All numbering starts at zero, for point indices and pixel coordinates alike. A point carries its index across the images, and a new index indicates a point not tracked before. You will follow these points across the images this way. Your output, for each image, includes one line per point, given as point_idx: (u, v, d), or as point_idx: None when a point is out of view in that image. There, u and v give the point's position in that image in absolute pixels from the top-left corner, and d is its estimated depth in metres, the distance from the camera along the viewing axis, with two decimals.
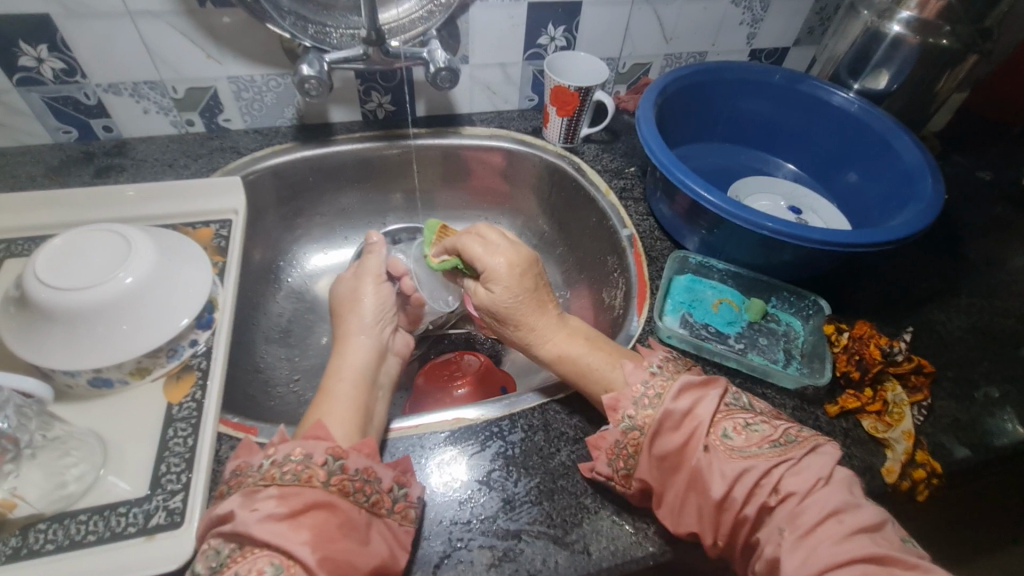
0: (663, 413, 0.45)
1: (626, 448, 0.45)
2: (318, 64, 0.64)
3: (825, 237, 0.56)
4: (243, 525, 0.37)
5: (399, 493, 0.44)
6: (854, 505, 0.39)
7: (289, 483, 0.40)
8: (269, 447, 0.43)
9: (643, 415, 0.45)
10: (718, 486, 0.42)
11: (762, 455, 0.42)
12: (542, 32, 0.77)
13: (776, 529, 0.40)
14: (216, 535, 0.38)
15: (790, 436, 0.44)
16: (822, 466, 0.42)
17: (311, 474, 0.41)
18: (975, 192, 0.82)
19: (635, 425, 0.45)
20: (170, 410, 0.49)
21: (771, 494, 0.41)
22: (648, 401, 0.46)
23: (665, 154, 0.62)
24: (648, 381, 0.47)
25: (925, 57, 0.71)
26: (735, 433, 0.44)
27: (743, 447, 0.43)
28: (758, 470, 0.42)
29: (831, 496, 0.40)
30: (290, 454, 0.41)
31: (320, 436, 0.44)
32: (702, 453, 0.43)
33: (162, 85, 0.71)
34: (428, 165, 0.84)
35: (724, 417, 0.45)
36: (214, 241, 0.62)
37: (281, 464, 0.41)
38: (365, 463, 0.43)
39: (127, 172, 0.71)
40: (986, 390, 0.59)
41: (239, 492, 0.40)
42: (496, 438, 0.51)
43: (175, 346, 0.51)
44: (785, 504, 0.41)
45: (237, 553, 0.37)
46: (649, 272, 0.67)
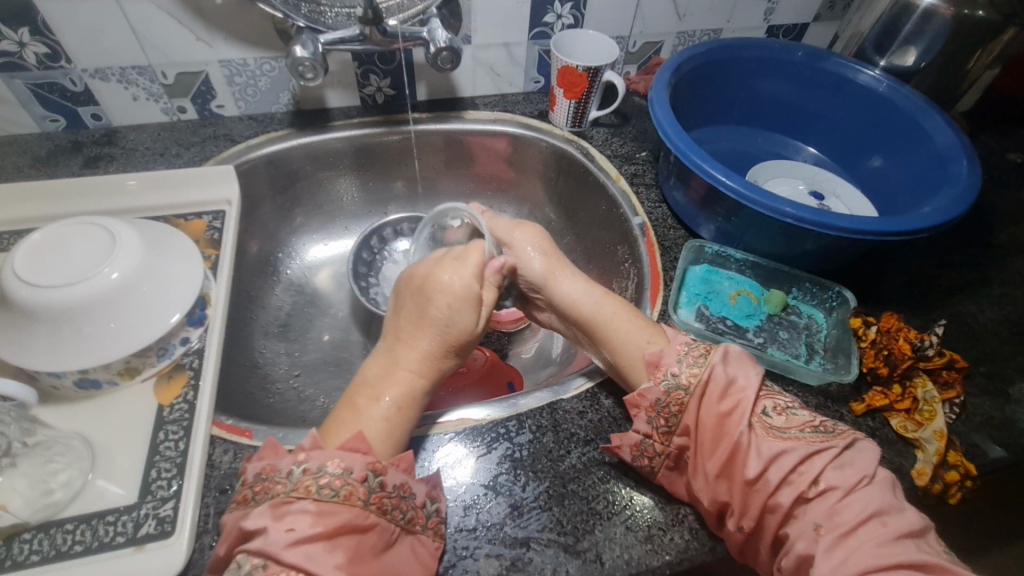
0: (709, 373, 0.45)
1: (670, 406, 0.45)
2: (312, 45, 0.61)
3: (854, 226, 0.52)
4: (272, 545, 0.36)
5: (431, 509, 0.42)
6: (898, 508, 0.38)
7: (326, 499, 0.38)
8: (304, 451, 0.40)
9: (688, 373, 0.45)
10: (754, 465, 0.41)
11: (802, 438, 0.41)
12: (548, 9, 0.73)
13: (811, 524, 0.38)
14: (239, 549, 0.36)
15: (830, 425, 0.43)
16: (864, 463, 0.40)
17: (350, 491, 0.39)
18: (1005, 174, 0.78)
19: (679, 385, 0.45)
20: (160, 412, 0.47)
21: (811, 485, 0.39)
22: (693, 360, 0.46)
23: (680, 138, 0.58)
24: (692, 343, 0.48)
25: (959, 31, 0.67)
26: (775, 413, 0.43)
27: (783, 428, 0.42)
28: (797, 452, 0.41)
29: (871, 498, 0.38)
30: (325, 465, 0.39)
31: (358, 448, 0.41)
32: (745, 429, 0.42)
33: (151, 70, 0.67)
34: (430, 151, 0.81)
35: (764, 394, 0.45)
36: (207, 234, 0.60)
37: (316, 475, 0.39)
38: (402, 479, 0.42)
39: (118, 161, 0.68)
40: (1021, 386, 0.55)
41: (268, 502, 0.38)
42: (503, 439, 0.48)
43: (164, 345, 0.49)
44: (822, 500, 0.39)
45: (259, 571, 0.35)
46: (663, 262, 0.63)
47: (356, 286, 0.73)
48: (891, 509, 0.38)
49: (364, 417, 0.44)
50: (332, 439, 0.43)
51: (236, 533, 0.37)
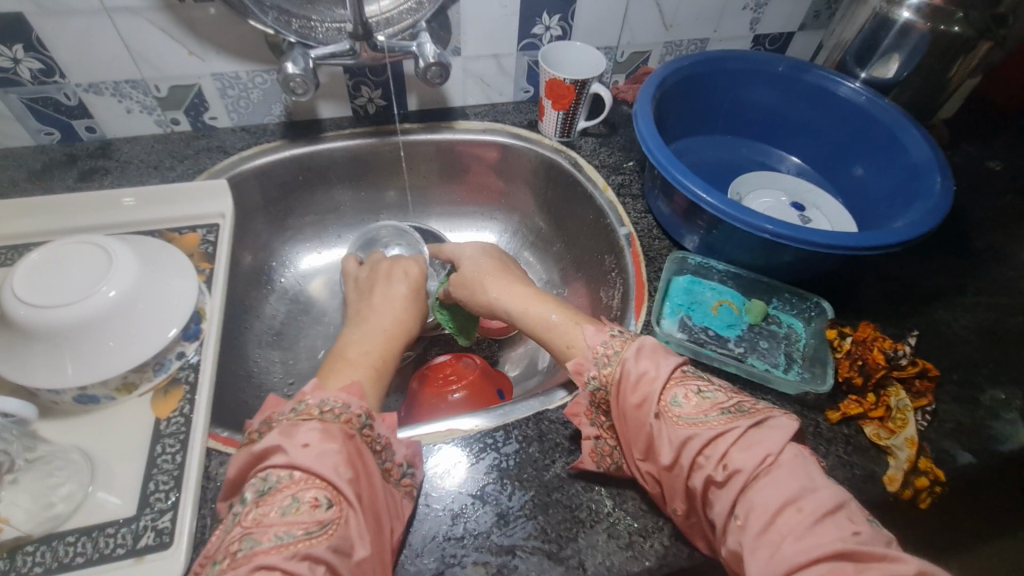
0: (620, 371, 0.47)
1: (599, 404, 0.48)
2: (303, 60, 0.62)
3: (828, 240, 0.54)
4: (293, 458, 0.39)
5: (406, 470, 0.46)
6: (810, 489, 0.38)
7: (330, 421, 0.42)
8: (309, 391, 0.44)
9: (604, 373, 0.48)
10: (667, 452, 0.43)
11: (709, 423, 0.42)
12: (536, 21, 0.74)
13: (725, 507, 0.39)
14: (261, 468, 0.39)
15: (742, 407, 0.43)
16: (771, 442, 0.40)
17: (349, 417, 0.43)
18: (984, 182, 0.80)
19: (599, 384, 0.48)
20: (158, 426, 0.48)
21: (719, 468, 0.40)
22: (607, 359, 0.48)
23: (663, 152, 0.59)
24: (608, 342, 0.50)
25: (938, 44, 0.68)
26: (685, 400, 0.44)
27: (691, 415, 0.43)
28: (701, 437, 0.41)
29: (778, 483, 0.38)
30: (327, 399, 0.44)
31: (354, 391, 0.46)
32: (654, 418, 0.44)
33: (144, 84, 0.68)
34: (421, 160, 0.82)
35: (676, 383, 0.45)
36: (202, 247, 0.61)
37: (319, 406, 0.43)
38: (389, 431, 0.46)
39: (112, 175, 0.69)
40: (992, 393, 0.57)
41: (278, 429, 0.41)
42: (490, 449, 0.50)
43: (161, 359, 0.50)
44: (731, 484, 0.40)
45: (286, 480, 0.38)
46: (648, 273, 0.65)
47: (349, 295, 0.74)
48: (803, 492, 0.38)
49: (352, 369, 0.50)
50: (329, 380, 0.49)
51: (250, 457, 0.40)
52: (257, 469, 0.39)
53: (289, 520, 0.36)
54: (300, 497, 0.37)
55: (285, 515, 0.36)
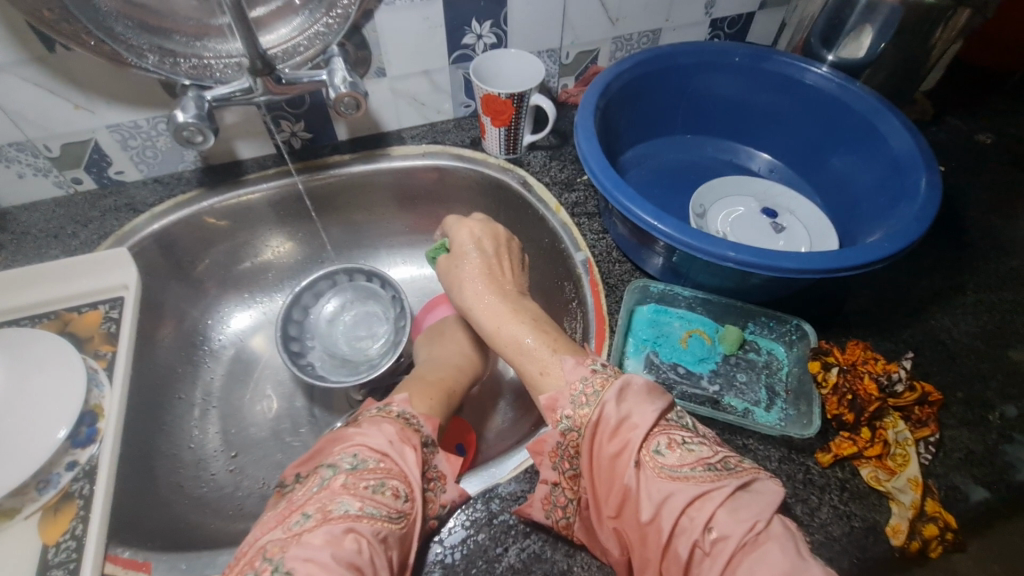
0: (598, 415, 0.41)
1: (569, 449, 0.43)
2: (196, 104, 0.55)
3: (800, 264, 0.47)
4: (383, 446, 0.41)
5: (443, 512, 0.43)
6: (802, 567, 0.32)
7: (407, 424, 0.45)
8: (394, 398, 0.48)
9: (578, 415, 0.42)
10: (645, 510, 0.37)
11: (693, 479, 0.37)
12: (465, 30, 0.67)
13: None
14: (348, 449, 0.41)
15: (729, 463, 0.38)
16: (759, 507, 0.35)
17: (418, 430, 0.45)
18: (974, 160, 0.73)
19: (573, 426, 0.42)
20: (45, 554, 0.42)
21: (704, 533, 0.35)
22: (585, 399, 0.42)
23: (607, 175, 0.52)
24: (588, 378, 0.44)
25: (913, 17, 0.60)
26: (668, 450, 0.38)
27: (675, 467, 0.37)
28: (685, 495, 0.36)
29: (768, 555, 0.33)
30: (406, 409, 0.46)
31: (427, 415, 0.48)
32: (633, 470, 0.38)
33: (31, 144, 0.61)
34: (359, 192, 0.75)
35: (659, 430, 0.40)
36: (103, 327, 0.54)
37: (399, 412, 0.46)
38: (445, 466, 0.45)
39: (7, 250, 0.62)
40: (1002, 410, 0.51)
41: (363, 420, 0.44)
42: (433, 541, 0.43)
43: (46, 475, 0.44)
44: (718, 554, 0.34)
45: (376, 465, 0.40)
46: (608, 304, 0.58)
47: (287, 352, 0.67)
48: (795, 567, 0.32)
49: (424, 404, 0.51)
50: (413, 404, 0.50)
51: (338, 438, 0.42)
52: (346, 446, 0.41)
53: (376, 502, 0.38)
54: (385, 484, 0.39)
55: (375, 493, 0.38)
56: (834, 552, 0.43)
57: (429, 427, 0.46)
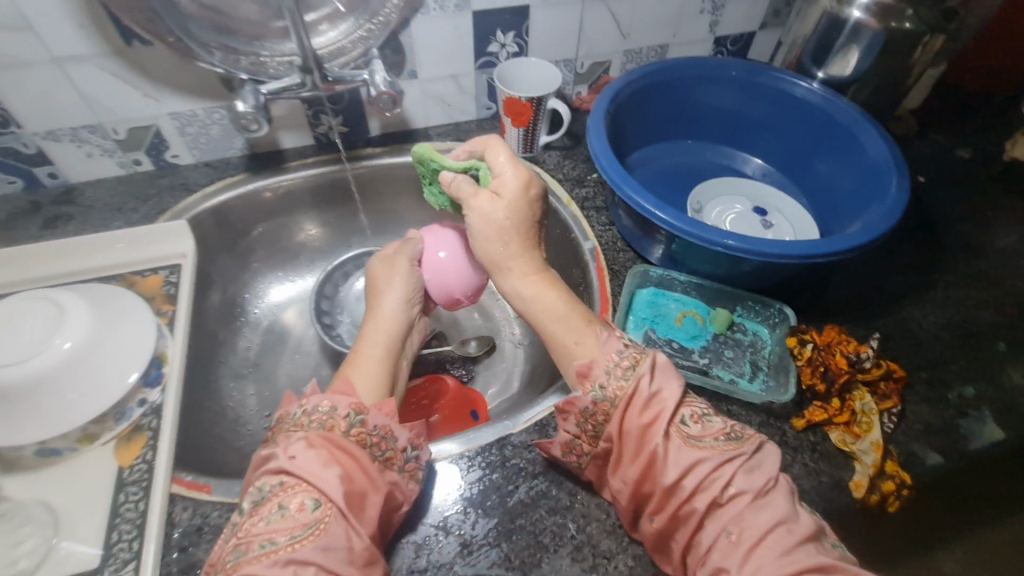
0: (634, 386, 0.45)
1: (596, 415, 0.46)
2: (253, 98, 0.62)
3: (782, 251, 0.53)
4: (284, 466, 0.41)
5: (411, 454, 0.47)
6: (797, 515, 0.40)
7: (313, 430, 0.44)
8: (303, 397, 0.47)
9: (614, 385, 0.46)
10: (671, 473, 0.42)
11: (716, 447, 0.43)
12: (491, 39, 0.74)
13: (722, 527, 0.40)
14: (259, 479, 0.42)
15: (739, 431, 0.45)
16: (769, 466, 0.43)
17: (334, 424, 0.45)
18: (951, 173, 0.80)
19: (606, 396, 0.46)
20: (121, 473, 0.49)
21: (722, 489, 0.41)
22: (622, 372, 0.46)
23: (615, 170, 0.59)
24: (622, 352, 0.48)
25: (893, 41, 0.67)
26: (693, 422, 0.45)
27: (700, 436, 0.44)
28: (711, 459, 0.42)
29: (776, 506, 0.40)
30: (318, 404, 0.46)
31: (345, 391, 0.47)
32: (662, 439, 0.43)
33: (102, 127, 0.69)
34: (388, 183, 0.82)
35: (685, 404, 0.46)
36: (164, 289, 0.61)
37: (309, 413, 0.45)
38: (385, 421, 0.47)
39: (76, 220, 0.70)
40: (960, 390, 0.57)
41: (278, 436, 0.45)
42: (453, 478, 0.50)
43: (123, 408, 0.51)
44: (733, 504, 0.41)
45: (279, 487, 0.41)
46: (611, 287, 0.65)
47: (319, 324, 0.74)
48: (794, 515, 0.40)
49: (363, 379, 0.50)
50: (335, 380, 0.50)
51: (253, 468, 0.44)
52: (262, 472, 0.43)
53: (275, 528, 0.39)
54: (288, 504, 0.40)
55: (270, 524, 0.39)
56: (803, 501, 0.50)
57: (347, 401, 0.46)
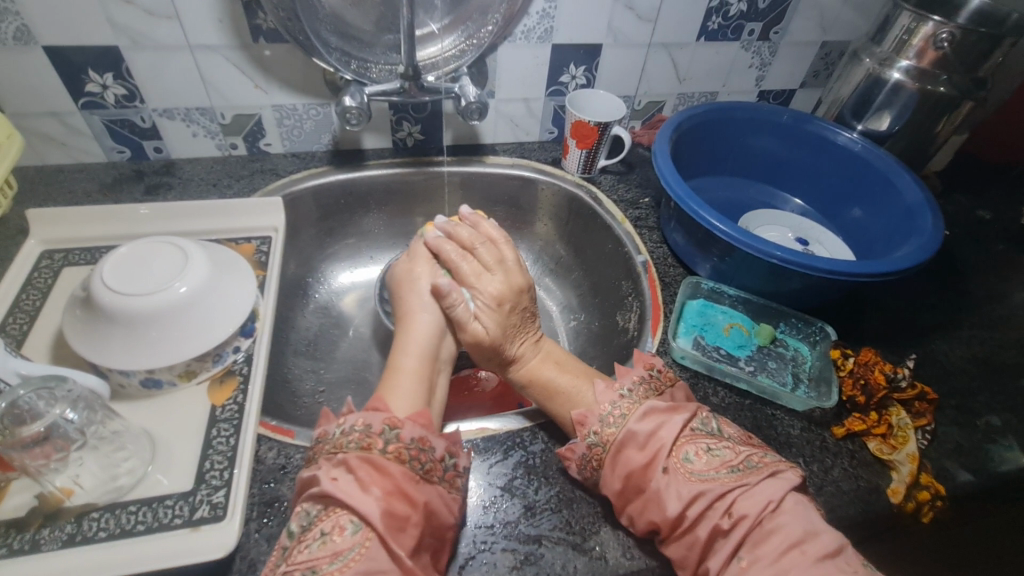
0: (626, 433, 0.49)
1: (591, 461, 0.49)
2: (359, 96, 0.69)
3: (830, 267, 0.59)
4: (325, 489, 0.42)
5: (449, 463, 0.48)
6: (815, 533, 0.41)
7: (352, 450, 0.45)
8: (340, 416, 0.48)
9: (606, 432, 0.50)
10: (673, 505, 0.45)
11: (718, 479, 0.45)
12: (564, 71, 0.83)
13: (733, 552, 0.42)
14: (306, 499, 0.43)
15: (750, 462, 0.46)
16: (774, 489, 0.44)
17: (371, 441, 0.45)
18: (975, 229, 0.86)
19: (600, 441, 0.50)
20: (214, 411, 0.52)
21: (725, 517, 0.44)
22: (613, 420, 0.50)
23: (680, 186, 0.66)
24: (617, 401, 0.52)
25: (926, 102, 0.75)
26: (696, 457, 0.47)
27: (702, 471, 0.46)
28: (712, 492, 0.45)
29: (787, 529, 0.42)
30: (353, 423, 0.47)
31: (379, 408, 0.49)
32: (661, 474, 0.47)
33: (212, 111, 0.76)
34: (453, 190, 0.89)
35: (686, 441, 0.48)
36: (255, 256, 0.67)
37: (347, 434, 0.46)
38: (419, 433, 0.47)
39: (174, 190, 0.76)
40: (988, 418, 0.61)
41: (320, 456, 0.46)
42: (518, 447, 0.54)
43: (220, 351, 0.54)
44: (743, 531, 0.43)
45: (322, 512, 0.42)
46: (663, 297, 0.70)
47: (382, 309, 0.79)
48: (811, 532, 0.41)
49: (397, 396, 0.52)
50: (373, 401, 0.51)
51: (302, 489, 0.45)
52: (304, 497, 0.44)
53: (318, 555, 0.40)
54: (329, 529, 0.41)
55: (312, 551, 0.40)
56: (844, 501, 0.52)
57: (381, 415, 0.47)
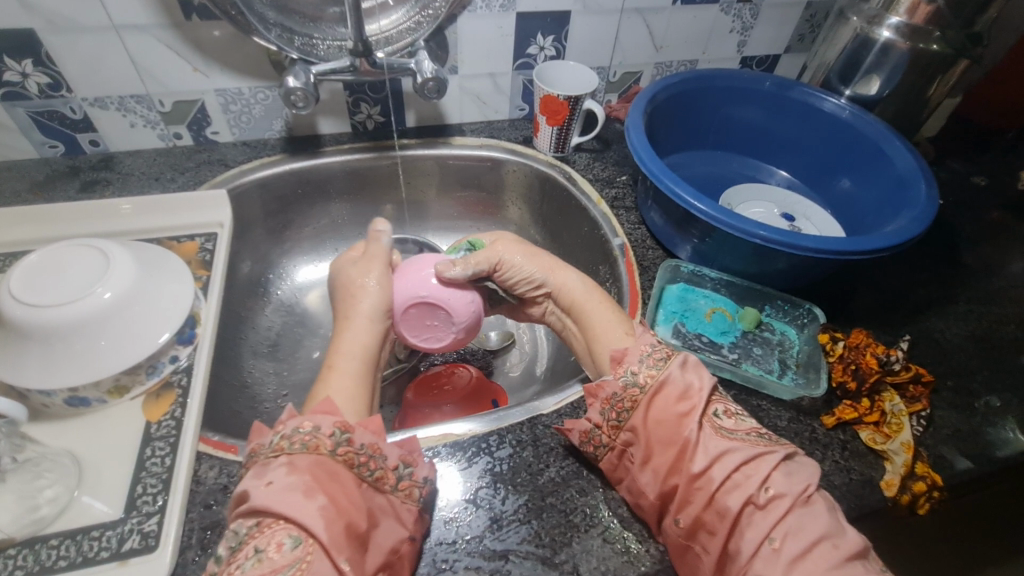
0: (666, 376, 0.45)
1: (624, 401, 0.46)
2: (304, 75, 0.63)
3: (817, 244, 0.55)
4: (260, 500, 0.37)
5: (404, 471, 0.44)
6: (843, 530, 0.39)
7: (298, 453, 0.40)
8: (279, 421, 0.42)
9: (646, 373, 0.46)
10: (701, 461, 0.42)
11: (749, 442, 0.43)
12: (531, 42, 0.77)
13: (760, 530, 0.39)
14: (235, 516, 0.38)
15: (773, 435, 0.44)
16: (807, 474, 0.42)
17: (318, 443, 0.41)
18: (971, 197, 0.82)
19: (637, 382, 0.46)
20: (148, 429, 0.48)
21: (760, 490, 0.40)
22: (653, 361, 0.47)
23: (654, 162, 0.61)
24: (656, 344, 0.48)
25: (918, 62, 0.70)
26: (726, 417, 0.45)
27: (732, 431, 0.43)
28: (743, 453, 0.42)
29: (819, 517, 0.39)
30: (297, 426, 0.41)
31: (328, 410, 0.44)
32: (694, 425, 0.43)
33: (149, 98, 0.70)
34: (419, 174, 0.83)
35: (717, 399, 0.46)
36: (199, 255, 0.62)
37: (289, 435, 0.41)
38: (371, 439, 0.43)
39: (113, 186, 0.71)
40: (987, 399, 0.57)
41: (252, 467, 0.40)
42: (484, 453, 0.50)
43: (154, 362, 0.50)
44: (772, 508, 0.39)
45: (255, 529, 0.37)
46: (641, 282, 0.66)
47: (344, 306, 0.75)
48: (838, 530, 0.38)
49: (332, 387, 0.49)
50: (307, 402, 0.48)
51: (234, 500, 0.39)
52: (233, 514, 0.38)
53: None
54: (264, 545, 0.35)
55: (245, 570, 0.34)
56: (835, 496, 0.49)
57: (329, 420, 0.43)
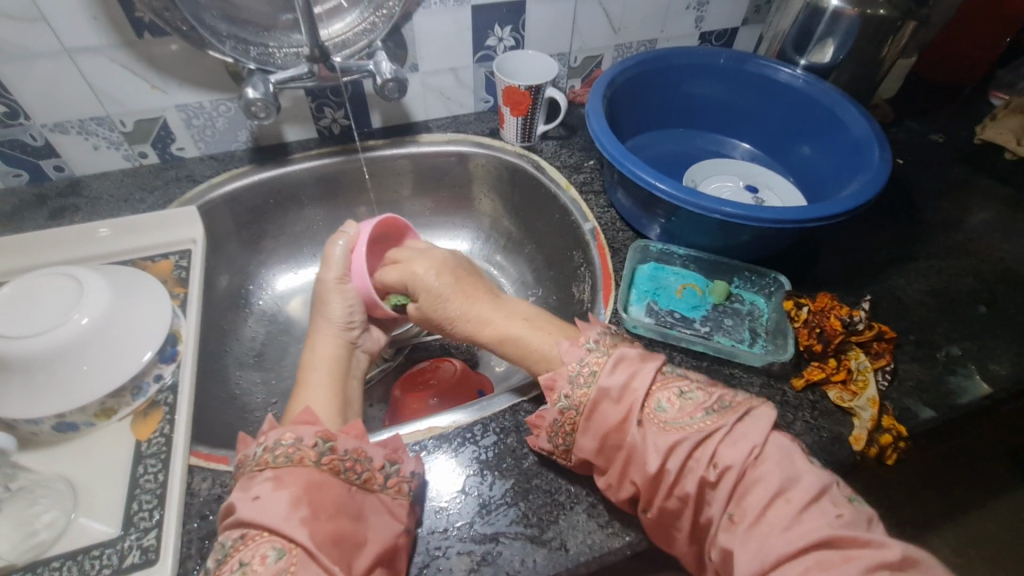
0: (598, 391, 0.46)
1: (564, 426, 0.47)
2: (263, 85, 0.63)
3: (775, 216, 0.57)
4: (243, 514, 0.40)
5: (391, 470, 0.46)
6: (797, 479, 0.40)
7: (282, 465, 0.42)
8: (260, 435, 0.45)
9: (578, 393, 0.46)
10: (652, 460, 0.43)
11: (695, 426, 0.43)
12: (489, 33, 0.77)
13: (723, 511, 0.40)
14: (225, 529, 0.40)
15: (725, 402, 0.45)
16: (755, 433, 0.42)
17: (302, 455, 0.43)
18: (929, 154, 0.84)
19: (571, 404, 0.46)
20: (138, 447, 0.49)
21: (710, 468, 0.41)
22: (583, 379, 0.47)
23: (615, 147, 0.63)
24: (584, 358, 0.48)
25: (867, 27, 0.72)
26: (668, 404, 0.45)
27: (676, 419, 0.44)
28: (690, 442, 0.42)
29: (768, 478, 0.40)
30: (280, 438, 0.44)
31: (307, 421, 0.46)
32: (636, 428, 0.44)
33: (109, 120, 0.70)
34: (389, 174, 0.83)
35: (656, 389, 0.46)
36: (175, 273, 0.63)
37: (272, 449, 0.43)
38: (354, 444, 0.46)
39: (82, 211, 0.70)
40: (948, 349, 0.60)
41: (241, 481, 0.43)
42: (469, 443, 0.51)
43: (139, 383, 0.51)
44: (723, 483, 0.41)
45: (239, 542, 0.39)
46: (613, 264, 0.67)
47: None
48: None
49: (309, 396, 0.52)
50: (285, 418, 0.50)
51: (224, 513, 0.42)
52: (225, 527, 0.41)
53: None
54: (249, 559, 0.38)
55: None
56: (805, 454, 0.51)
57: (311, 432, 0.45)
